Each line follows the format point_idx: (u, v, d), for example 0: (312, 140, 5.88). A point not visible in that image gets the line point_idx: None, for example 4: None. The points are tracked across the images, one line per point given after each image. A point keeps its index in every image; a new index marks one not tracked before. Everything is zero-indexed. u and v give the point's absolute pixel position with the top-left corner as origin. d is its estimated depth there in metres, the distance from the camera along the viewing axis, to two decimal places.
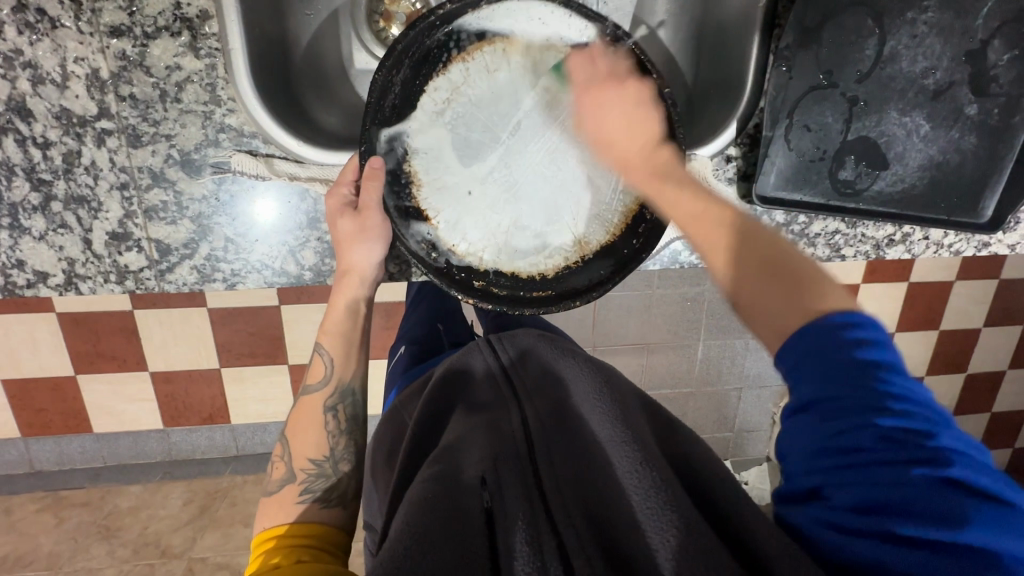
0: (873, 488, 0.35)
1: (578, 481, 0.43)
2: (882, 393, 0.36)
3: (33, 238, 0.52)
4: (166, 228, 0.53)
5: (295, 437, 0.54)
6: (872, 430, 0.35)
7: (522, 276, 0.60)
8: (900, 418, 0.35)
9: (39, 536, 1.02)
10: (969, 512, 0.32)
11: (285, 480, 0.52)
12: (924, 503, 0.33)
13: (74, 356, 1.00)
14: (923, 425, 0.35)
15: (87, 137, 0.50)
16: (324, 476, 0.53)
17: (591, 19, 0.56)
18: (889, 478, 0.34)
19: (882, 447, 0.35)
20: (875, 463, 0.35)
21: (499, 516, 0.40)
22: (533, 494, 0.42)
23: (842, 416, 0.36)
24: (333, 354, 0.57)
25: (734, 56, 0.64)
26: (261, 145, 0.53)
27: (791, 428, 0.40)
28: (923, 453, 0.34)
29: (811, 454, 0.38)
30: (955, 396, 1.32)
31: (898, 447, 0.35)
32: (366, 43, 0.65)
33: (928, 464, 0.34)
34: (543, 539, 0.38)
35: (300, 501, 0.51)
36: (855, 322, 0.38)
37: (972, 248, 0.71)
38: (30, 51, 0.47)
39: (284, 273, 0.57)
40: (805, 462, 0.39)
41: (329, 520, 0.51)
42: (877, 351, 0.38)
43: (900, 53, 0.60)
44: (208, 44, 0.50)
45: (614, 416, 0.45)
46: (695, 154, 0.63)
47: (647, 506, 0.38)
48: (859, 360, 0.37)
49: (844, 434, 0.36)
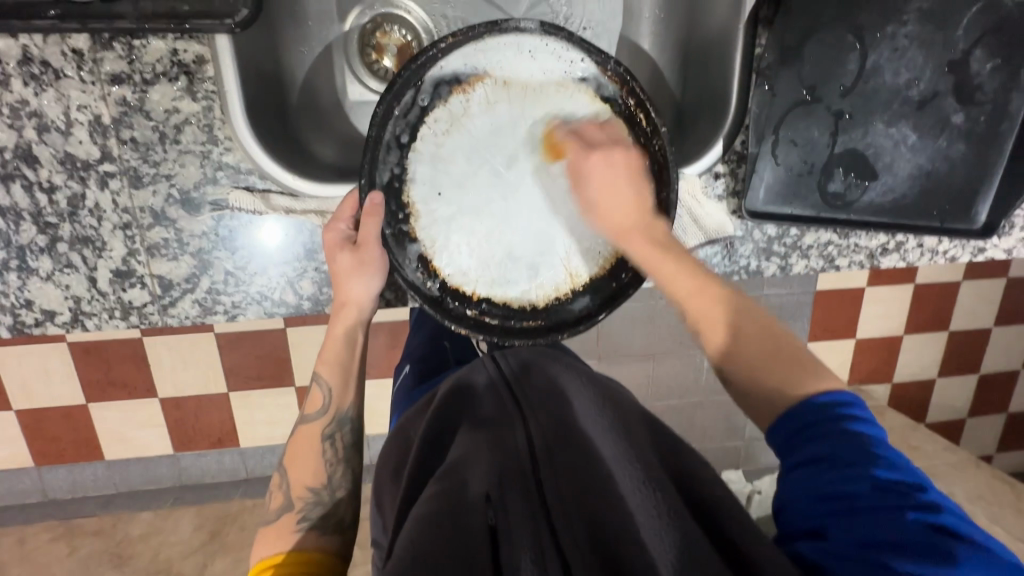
0: (870, 526, 0.38)
1: (581, 496, 0.42)
2: (874, 452, 0.42)
3: (41, 278, 0.53)
4: (168, 264, 0.55)
5: (292, 467, 0.55)
6: (871, 479, 0.40)
7: (514, 305, 0.61)
8: (895, 472, 0.41)
9: (53, 565, 1.01)
10: (959, 554, 0.35)
11: (283, 509, 0.53)
12: (920, 540, 0.36)
13: (86, 385, 1.02)
14: (916, 479, 0.40)
15: (91, 180, 0.51)
16: (322, 504, 0.54)
17: (592, 54, 0.58)
18: (884, 520, 0.38)
19: (876, 493, 0.40)
20: (871, 506, 0.39)
21: (503, 536, 0.40)
22: (537, 512, 0.42)
23: (841, 465, 0.42)
24: (331, 383, 0.58)
25: (718, 75, 0.65)
26: (257, 181, 0.55)
27: (794, 478, 0.44)
28: (918, 501, 0.39)
29: (814, 499, 0.42)
30: (968, 398, 1.31)
31: (893, 495, 0.39)
32: (359, 75, 0.67)
33: (919, 508, 0.38)
34: (549, 564, 0.39)
35: (298, 529, 0.52)
36: (845, 401, 0.45)
37: (968, 253, 0.71)
38: (34, 101, 0.49)
39: (283, 303, 0.58)
40: (809, 506, 0.42)
41: (325, 547, 0.51)
42: (862, 424, 0.44)
43: (882, 66, 0.60)
44: (205, 87, 0.52)
45: (618, 434, 0.46)
46: (683, 172, 0.64)
47: (650, 524, 0.40)
48: (849, 429, 0.43)
49: (845, 480, 0.41)
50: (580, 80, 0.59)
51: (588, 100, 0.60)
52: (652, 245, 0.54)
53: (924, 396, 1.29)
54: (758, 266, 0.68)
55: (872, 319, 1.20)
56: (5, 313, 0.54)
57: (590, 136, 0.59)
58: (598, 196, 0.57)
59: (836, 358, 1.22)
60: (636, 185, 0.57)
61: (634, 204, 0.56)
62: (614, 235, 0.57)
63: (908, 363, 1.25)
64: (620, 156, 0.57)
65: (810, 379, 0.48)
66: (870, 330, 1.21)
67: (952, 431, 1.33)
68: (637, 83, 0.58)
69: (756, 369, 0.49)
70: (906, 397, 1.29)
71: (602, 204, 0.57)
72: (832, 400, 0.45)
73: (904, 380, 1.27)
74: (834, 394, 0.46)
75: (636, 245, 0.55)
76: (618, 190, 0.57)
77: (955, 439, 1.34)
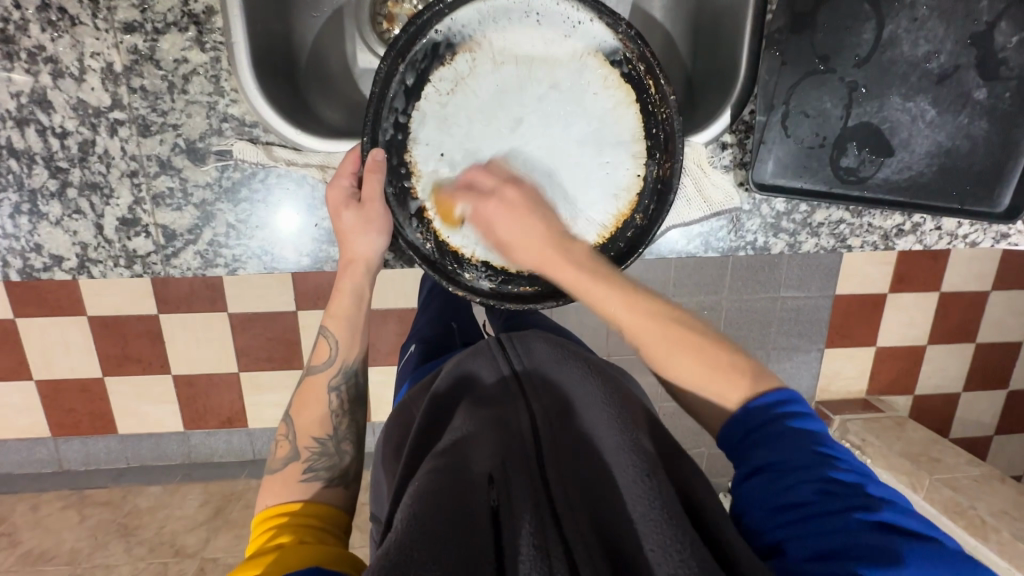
0: (822, 533, 0.37)
1: (583, 488, 0.43)
2: (818, 452, 0.42)
3: (50, 223, 0.55)
4: (172, 213, 0.56)
5: (300, 417, 0.56)
6: (817, 481, 0.40)
7: (511, 270, 0.61)
8: (839, 472, 0.40)
9: (63, 532, 1.03)
10: (904, 549, 0.35)
11: (289, 458, 0.54)
12: (872, 542, 0.36)
13: (102, 358, 1.05)
14: (855, 475, 0.41)
15: (101, 127, 0.53)
16: (328, 455, 0.54)
17: (603, 15, 0.56)
18: (835, 523, 0.37)
19: (823, 495, 0.39)
20: (818, 513, 0.38)
21: (505, 517, 0.40)
22: (539, 497, 0.41)
23: (788, 470, 0.41)
24: (338, 337, 0.59)
25: (729, 46, 0.64)
26: (261, 134, 0.56)
27: (748, 488, 0.43)
28: (862, 500, 0.38)
29: (767, 509, 0.41)
30: (995, 414, 1.25)
31: (838, 496, 0.39)
32: (369, 43, 0.67)
33: (866, 508, 0.38)
34: (549, 543, 0.38)
35: (304, 479, 0.52)
36: (787, 398, 0.46)
37: (989, 239, 0.68)
38: (51, 47, 0.51)
39: (282, 258, 0.58)
40: (765, 517, 0.41)
41: (331, 500, 0.52)
42: (804, 422, 0.45)
43: (900, 37, 0.59)
44: (213, 38, 0.53)
45: (623, 424, 0.44)
46: (689, 140, 0.63)
47: (652, 518, 0.38)
48: (792, 427, 0.44)
49: (792, 487, 0.40)
50: (587, 44, 0.58)
51: (596, 66, 0.59)
52: (578, 273, 0.53)
53: (949, 410, 1.24)
54: (765, 242, 0.67)
55: (894, 326, 1.15)
56: (16, 256, 0.55)
57: (480, 181, 0.58)
58: (507, 234, 0.56)
59: (856, 366, 1.18)
60: (539, 213, 0.56)
61: (537, 235, 0.55)
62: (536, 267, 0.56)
63: (932, 373, 1.21)
64: (516, 194, 0.56)
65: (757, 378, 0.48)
66: (893, 338, 1.16)
67: (978, 448, 1.28)
68: (650, 49, 0.55)
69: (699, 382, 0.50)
70: (931, 410, 1.24)
71: (513, 241, 0.56)
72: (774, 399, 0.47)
73: (929, 392, 1.22)
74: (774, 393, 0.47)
75: (564, 276, 0.54)
76: (517, 230, 0.55)
77: (983, 457, 1.28)
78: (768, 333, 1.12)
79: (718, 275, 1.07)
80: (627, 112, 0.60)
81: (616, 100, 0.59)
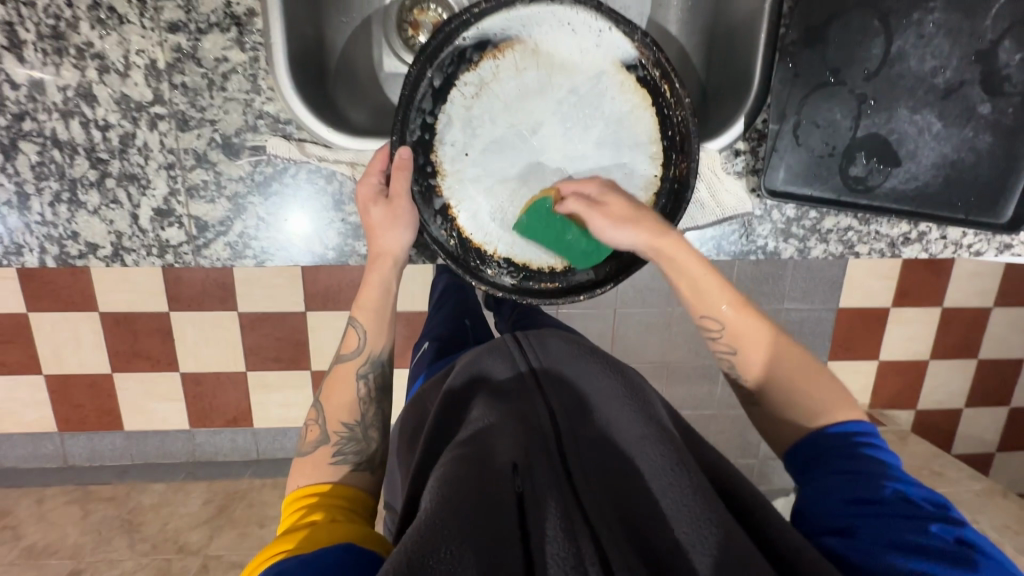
0: (897, 528, 0.41)
1: (604, 476, 0.44)
2: (898, 473, 0.47)
3: (88, 212, 0.57)
4: (205, 205, 0.58)
5: (329, 403, 0.58)
6: (896, 490, 0.44)
7: (532, 267, 0.63)
8: (919, 491, 0.45)
9: (66, 527, 1.03)
10: (980, 560, 0.39)
11: (319, 441, 0.55)
12: (943, 543, 0.40)
13: (112, 354, 1.06)
14: (936, 499, 0.45)
15: (142, 121, 0.55)
16: (356, 440, 0.56)
17: (620, 24, 0.58)
18: (912, 525, 0.41)
19: (900, 501, 0.43)
20: (896, 513, 0.42)
21: (530, 501, 0.41)
22: (563, 484, 0.43)
23: (870, 476, 0.46)
24: (366, 327, 0.61)
25: (743, 58, 0.66)
26: (294, 131, 0.58)
27: (826, 483, 0.47)
28: (940, 516, 0.42)
29: (844, 502, 0.45)
30: (997, 430, 1.26)
31: (917, 507, 0.43)
32: (395, 49, 0.70)
33: (943, 521, 0.42)
34: (575, 528, 0.39)
35: (333, 462, 0.54)
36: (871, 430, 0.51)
37: (993, 249, 0.70)
38: (99, 44, 0.53)
39: (309, 251, 0.60)
40: (838, 507, 0.45)
41: (359, 484, 0.54)
42: (885, 450, 0.50)
43: (907, 52, 0.61)
44: (252, 39, 0.55)
45: (644, 415, 0.46)
46: (706, 147, 0.66)
47: (681, 502, 0.40)
48: (874, 451, 0.49)
49: (872, 489, 0.44)
50: (607, 52, 0.60)
51: (614, 72, 0.61)
52: (698, 264, 0.57)
53: (950, 425, 1.25)
54: (776, 247, 0.69)
55: (897, 340, 1.17)
56: (53, 244, 0.57)
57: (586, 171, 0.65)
58: (612, 203, 0.58)
59: (858, 379, 1.19)
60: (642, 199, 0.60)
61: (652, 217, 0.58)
62: (645, 246, 0.57)
63: (934, 389, 1.22)
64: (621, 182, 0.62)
65: (845, 406, 0.53)
66: (895, 352, 1.18)
67: (980, 465, 1.28)
68: (665, 56, 0.58)
69: (796, 392, 0.54)
70: (933, 425, 1.25)
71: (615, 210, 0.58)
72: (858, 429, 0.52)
73: (930, 407, 1.23)
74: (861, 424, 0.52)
75: (672, 257, 0.57)
76: (635, 207, 0.58)
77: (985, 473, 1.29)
78: None
79: None
80: (644, 116, 0.62)
81: (633, 104, 0.62)
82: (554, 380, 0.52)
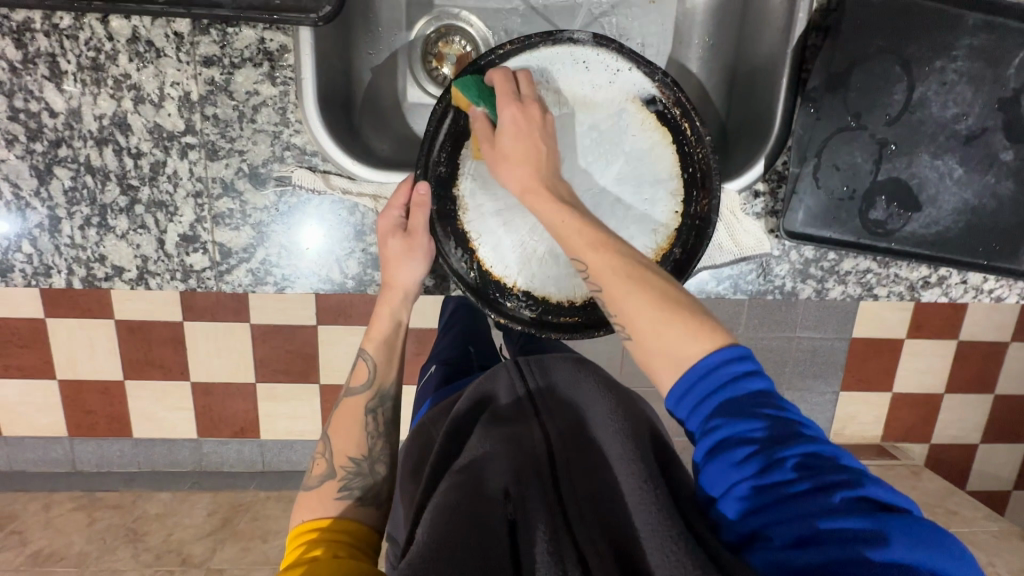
0: (804, 516, 0.37)
1: (594, 502, 0.44)
2: (784, 421, 0.42)
3: (116, 236, 0.58)
4: (230, 233, 0.59)
5: (336, 437, 0.58)
6: (788, 461, 0.40)
7: (552, 301, 0.63)
8: (807, 446, 0.40)
9: (71, 534, 1.03)
10: (888, 527, 0.36)
11: (326, 475, 0.56)
12: (853, 523, 0.36)
13: (126, 362, 1.07)
14: (825, 448, 0.41)
15: (173, 150, 0.57)
16: (362, 474, 0.57)
17: (640, 65, 0.60)
18: (817, 507, 0.37)
19: (802, 477, 0.39)
20: (799, 495, 0.38)
21: (521, 528, 0.42)
22: (554, 508, 0.43)
23: (761, 446, 0.41)
24: (376, 359, 0.62)
25: (762, 99, 0.66)
26: (319, 162, 0.59)
27: (717, 465, 0.42)
28: (838, 476, 0.39)
29: (745, 494, 0.40)
30: (1014, 469, 1.24)
31: (816, 475, 0.39)
32: (419, 80, 0.71)
33: (842, 485, 0.38)
34: (564, 554, 0.39)
35: (339, 496, 0.55)
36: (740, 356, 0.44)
37: (1014, 294, 0.69)
38: (135, 75, 0.55)
39: (329, 280, 0.61)
40: (743, 504, 0.41)
41: (363, 519, 0.55)
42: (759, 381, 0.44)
43: (929, 98, 0.61)
44: (284, 74, 0.57)
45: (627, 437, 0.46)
46: (725, 187, 0.66)
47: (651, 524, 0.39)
48: (754, 394, 0.43)
49: (770, 471, 0.40)
50: (630, 92, 0.61)
51: (635, 110, 0.62)
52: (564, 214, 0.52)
53: (966, 462, 1.22)
54: (793, 287, 0.69)
55: (912, 373, 1.15)
56: (80, 266, 0.59)
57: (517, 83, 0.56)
58: (505, 142, 0.54)
59: (870, 411, 1.17)
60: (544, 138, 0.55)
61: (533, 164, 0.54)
62: (518, 188, 0.54)
63: (949, 424, 1.19)
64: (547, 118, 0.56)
65: (705, 334, 0.45)
66: (909, 385, 1.16)
67: (996, 503, 1.26)
68: (685, 95, 0.59)
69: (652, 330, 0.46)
70: (948, 461, 1.22)
71: (509, 151, 0.54)
72: (728, 363, 0.44)
73: (945, 442, 1.21)
74: (725, 354, 0.44)
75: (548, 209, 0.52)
76: (521, 151, 0.54)
77: (1000, 512, 1.26)
78: (783, 372, 1.13)
79: (735, 311, 1.08)
80: (664, 153, 0.62)
81: (654, 142, 0.62)
82: (551, 405, 0.53)
